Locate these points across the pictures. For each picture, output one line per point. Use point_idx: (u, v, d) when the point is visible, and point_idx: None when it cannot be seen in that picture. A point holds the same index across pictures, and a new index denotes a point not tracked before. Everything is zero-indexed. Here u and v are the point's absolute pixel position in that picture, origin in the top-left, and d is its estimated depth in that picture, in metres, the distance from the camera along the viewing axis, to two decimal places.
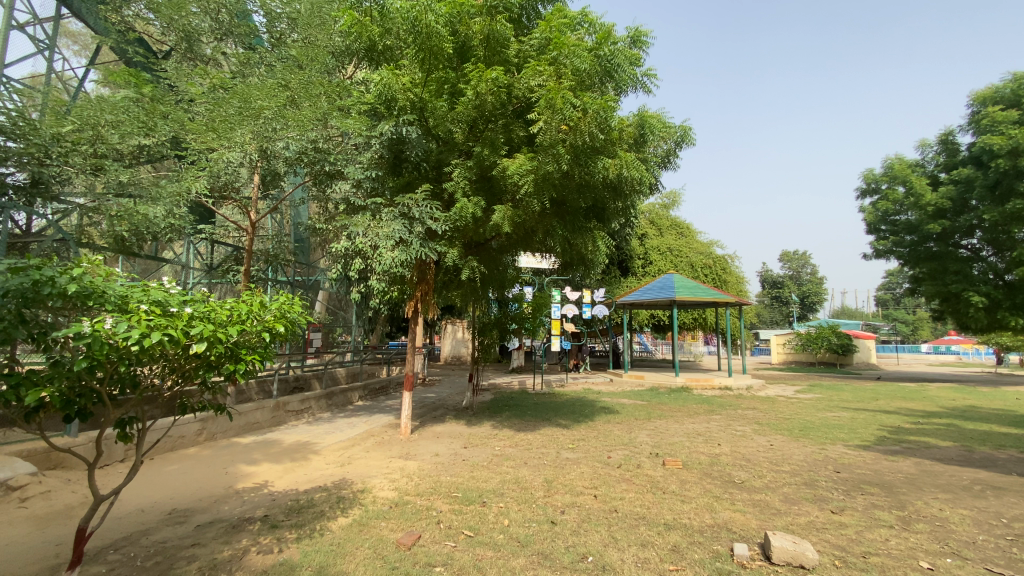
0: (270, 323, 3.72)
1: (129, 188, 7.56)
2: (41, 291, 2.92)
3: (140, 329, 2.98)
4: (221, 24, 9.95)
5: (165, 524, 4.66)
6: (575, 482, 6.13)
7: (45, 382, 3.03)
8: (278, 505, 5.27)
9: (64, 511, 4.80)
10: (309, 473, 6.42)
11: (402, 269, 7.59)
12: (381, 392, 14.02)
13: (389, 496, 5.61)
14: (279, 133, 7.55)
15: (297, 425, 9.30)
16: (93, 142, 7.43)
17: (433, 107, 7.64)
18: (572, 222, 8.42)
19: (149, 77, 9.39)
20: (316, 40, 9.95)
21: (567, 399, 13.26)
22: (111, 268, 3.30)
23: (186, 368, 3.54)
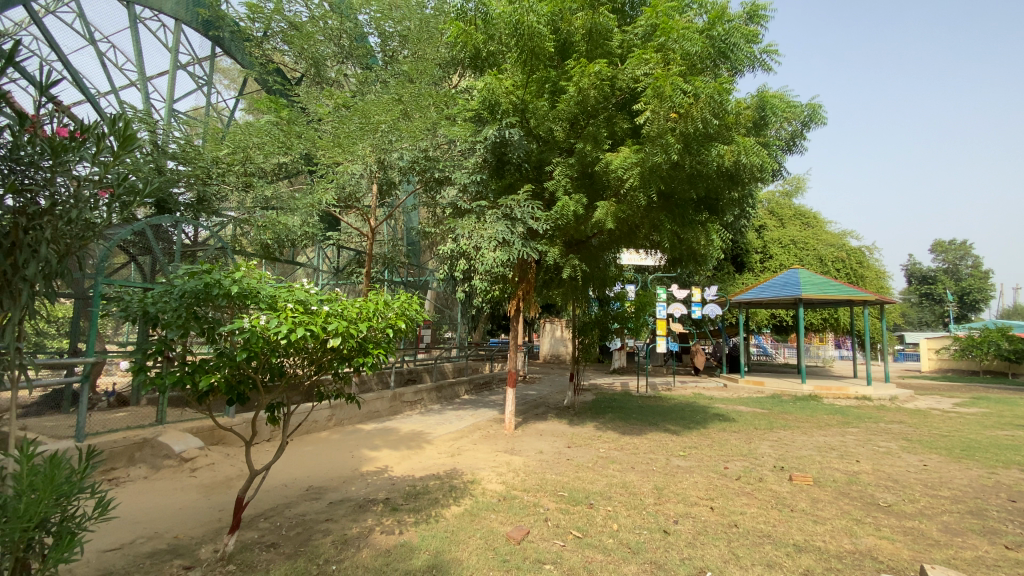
0: (393, 320, 4.00)
1: (272, 202, 8.59)
2: (211, 291, 3.44)
3: (287, 325, 3.37)
4: (343, 49, 10.89)
5: (304, 499, 5.23)
6: (688, 491, 5.79)
7: (214, 369, 3.56)
8: (397, 489, 5.66)
9: (225, 481, 5.59)
10: (423, 461, 6.82)
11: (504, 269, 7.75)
12: (485, 387, 14.49)
13: (497, 489, 5.75)
14: (394, 145, 8.09)
15: (410, 415, 9.93)
16: (244, 163, 8.62)
17: (534, 107, 7.68)
18: (682, 216, 7.95)
19: (285, 102, 10.45)
20: (425, 54, 10.57)
21: (675, 403, 12.64)
22: (263, 270, 3.75)
23: (322, 360, 3.92)
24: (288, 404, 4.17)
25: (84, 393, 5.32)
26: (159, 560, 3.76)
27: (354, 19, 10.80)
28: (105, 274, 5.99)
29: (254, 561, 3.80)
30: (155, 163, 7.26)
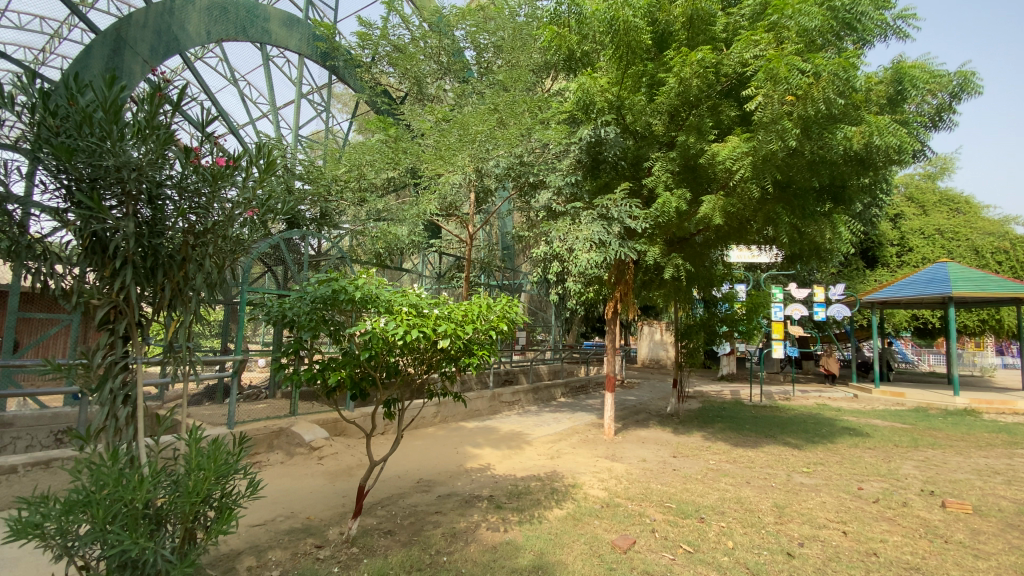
0: (495, 322, 4.11)
1: (383, 214, 9.38)
2: (338, 297, 3.78)
3: (403, 327, 3.61)
4: (442, 65, 11.44)
5: (415, 490, 5.54)
6: (814, 512, 5.24)
7: (340, 366, 3.91)
8: (500, 487, 5.79)
9: (347, 470, 6.12)
10: (524, 462, 6.91)
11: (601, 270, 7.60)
12: (582, 391, 14.35)
13: (600, 494, 5.65)
14: (491, 153, 8.33)
15: (509, 415, 10.13)
16: (359, 179, 9.42)
17: (632, 102, 7.44)
18: (801, 207, 7.23)
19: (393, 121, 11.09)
20: (519, 62, 10.76)
21: (793, 413, 11.53)
22: (380, 276, 4.05)
23: (432, 360, 4.13)
24: (403, 400, 4.45)
25: (235, 386, 6.14)
26: (295, 537, 4.20)
27: (451, 35, 11.33)
28: (247, 283, 6.80)
29: (374, 545, 4.11)
30: (286, 184, 8.20)
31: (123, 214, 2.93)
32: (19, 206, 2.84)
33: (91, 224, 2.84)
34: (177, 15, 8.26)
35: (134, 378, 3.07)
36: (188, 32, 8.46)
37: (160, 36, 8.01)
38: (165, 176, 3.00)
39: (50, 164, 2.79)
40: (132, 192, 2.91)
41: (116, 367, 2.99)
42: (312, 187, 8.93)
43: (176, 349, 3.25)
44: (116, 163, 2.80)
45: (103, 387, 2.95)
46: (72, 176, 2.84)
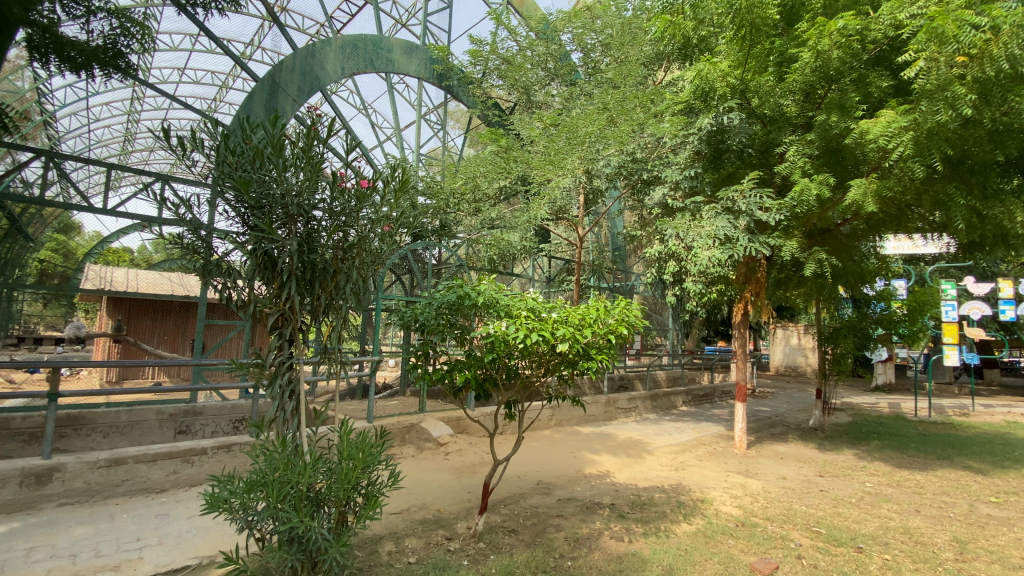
0: (614, 326, 4.02)
1: (497, 222, 9.78)
2: (463, 301, 3.98)
3: (524, 330, 3.68)
4: (550, 71, 11.55)
5: (536, 492, 5.61)
6: (1014, 553, 4.30)
7: (466, 368, 4.09)
8: (621, 496, 5.63)
9: (471, 467, 6.41)
10: (645, 471, 6.66)
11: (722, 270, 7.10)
12: (706, 399, 13.46)
13: (733, 512, 5.23)
14: (601, 153, 8.27)
15: (627, 422, 9.85)
16: (474, 190, 9.91)
17: (758, 84, 6.89)
18: (981, 186, 6.11)
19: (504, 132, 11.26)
20: (629, 58, 10.49)
21: (975, 433, 9.65)
22: (501, 281, 4.17)
23: (551, 363, 4.16)
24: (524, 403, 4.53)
25: (372, 386, 6.70)
26: (427, 528, 4.48)
27: (558, 40, 11.38)
28: (381, 291, 7.51)
29: (500, 543, 4.23)
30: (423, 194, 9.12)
31: (287, 234, 3.37)
32: (209, 232, 3.40)
33: (262, 243, 3.31)
34: (318, 56, 9.37)
35: (296, 375, 3.46)
36: (327, 70, 9.56)
37: (305, 76, 9.14)
38: (317, 199, 3.37)
39: (232, 196, 3.31)
40: (293, 215, 3.34)
41: (284, 366, 3.41)
42: (433, 201, 9.52)
43: (329, 351, 3.64)
44: (282, 191, 3.24)
45: (274, 384, 3.39)
46: (247, 204, 3.33)
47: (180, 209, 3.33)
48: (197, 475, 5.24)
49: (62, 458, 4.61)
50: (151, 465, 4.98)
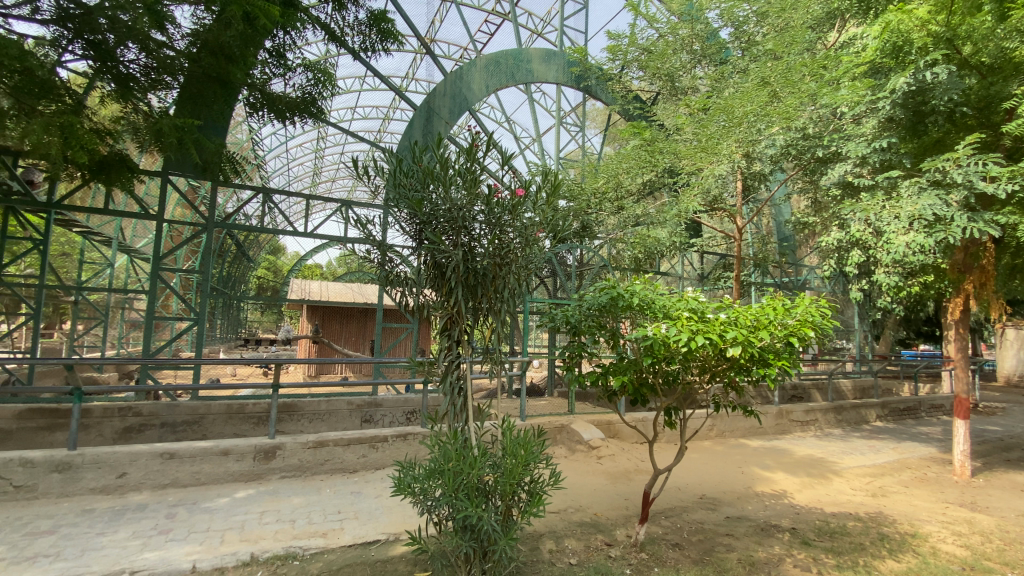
0: (795, 328, 3.59)
1: (643, 219, 9.48)
2: (617, 303, 3.85)
3: (688, 333, 3.45)
4: (695, 53, 10.82)
5: (700, 507, 5.22)
6: None
7: (622, 371, 3.96)
8: (804, 520, 4.96)
9: (625, 474, 6.23)
10: (832, 495, 5.77)
11: (919, 256, 6.10)
12: (908, 414, 11.24)
13: (958, 553, 4.26)
14: (764, 133, 7.58)
15: (803, 437, 8.68)
16: (617, 188, 9.72)
17: (973, 27, 5.71)
18: None
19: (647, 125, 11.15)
20: (792, 23, 9.35)
21: None
22: (659, 281, 4.00)
23: (717, 369, 3.86)
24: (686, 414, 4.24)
25: (524, 388, 6.88)
26: (586, 531, 4.44)
27: (704, 19, 10.54)
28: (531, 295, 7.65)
29: (663, 556, 4.01)
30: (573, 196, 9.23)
31: (452, 244, 3.59)
32: (385, 249, 3.76)
33: (433, 254, 3.61)
34: (466, 78, 10.05)
35: (464, 373, 3.70)
36: (473, 90, 10.21)
37: (455, 98, 9.87)
38: (478, 210, 3.57)
39: (406, 212, 3.65)
40: (458, 226, 3.58)
41: (452, 364, 3.66)
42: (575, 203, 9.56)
43: (491, 351, 3.82)
44: (448, 205, 3.50)
45: (446, 380, 3.66)
46: (417, 219, 3.64)
47: (363, 227, 3.74)
48: (380, 459, 5.95)
49: (282, 439, 5.61)
50: (344, 449, 5.78)
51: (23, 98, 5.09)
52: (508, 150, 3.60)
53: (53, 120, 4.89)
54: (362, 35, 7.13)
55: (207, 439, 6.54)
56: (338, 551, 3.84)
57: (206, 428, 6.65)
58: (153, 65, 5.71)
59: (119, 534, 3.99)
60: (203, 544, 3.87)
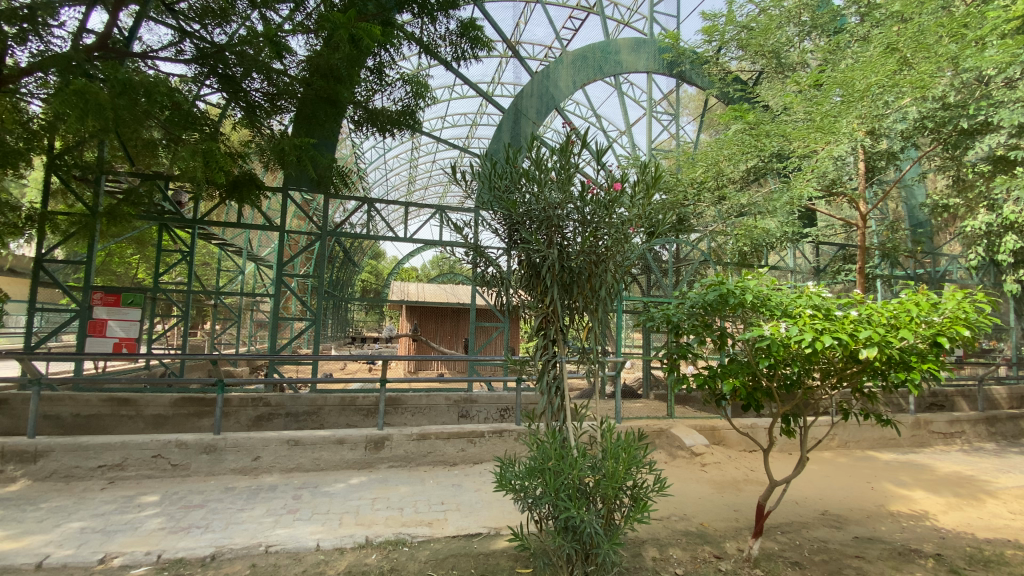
0: (943, 327, 3.16)
1: (749, 208, 8.86)
2: (727, 301, 3.59)
3: (811, 332, 3.14)
4: (805, 24, 9.91)
5: (821, 524, 4.73)
6: None
7: (732, 373, 3.70)
8: (953, 547, 4.30)
9: (733, 483, 5.84)
10: (988, 519, 4.95)
11: None
12: None
13: None
14: (891, 106, 6.86)
15: (948, 452, 7.54)
16: (717, 177, 9.18)
17: None
18: None
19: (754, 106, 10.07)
20: None
21: None
22: (775, 276, 3.70)
23: (845, 373, 3.50)
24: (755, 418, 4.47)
25: (619, 388, 6.71)
26: (693, 541, 4.21)
27: None
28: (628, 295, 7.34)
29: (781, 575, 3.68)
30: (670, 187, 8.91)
31: (547, 243, 3.56)
32: (479, 249, 3.82)
33: (528, 254, 3.60)
34: (553, 77, 10.05)
35: (561, 372, 3.66)
36: (561, 87, 10.18)
37: (543, 98, 9.90)
38: (572, 206, 3.52)
39: (500, 214, 3.67)
40: (552, 225, 3.55)
41: (549, 363, 3.63)
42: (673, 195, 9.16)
43: (587, 350, 3.74)
44: (544, 204, 3.49)
45: (542, 379, 3.64)
46: (510, 218, 3.65)
47: (460, 231, 3.82)
48: (479, 454, 6.12)
49: (389, 430, 5.98)
50: (445, 442, 6.02)
51: (175, 129, 5.91)
52: (603, 145, 3.51)
53: (198, 146, 5.65)
54: (454, 45, 7.38)
55: (324, 429, 7.16)
56: (443, 541, 4.00)
57: (323, 418, 7.29)
58: (273, 91, 6.44)
59: (255, 510, 4.49)
60: (324, 525, 4.23)
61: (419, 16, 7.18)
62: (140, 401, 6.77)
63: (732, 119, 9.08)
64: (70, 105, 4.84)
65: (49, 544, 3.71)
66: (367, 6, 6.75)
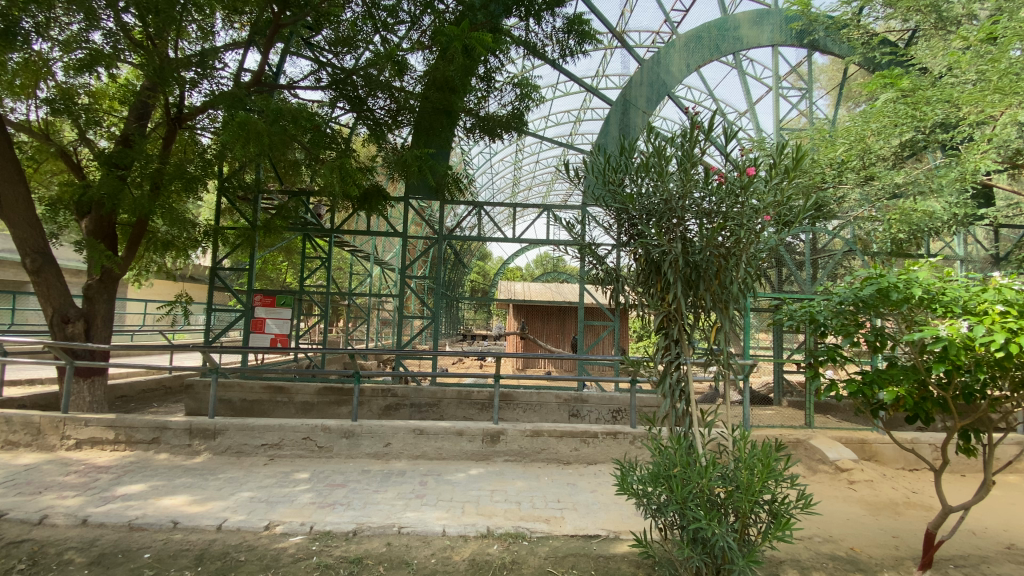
0: None
1: (905, 188, 7.67)
2: (889, 296, 3.14)
3: (1005, 332, 2.64)
4: None
5: (1011, 561, 3.93)
6: None
7: (892, 379, 3.23)
8: None
9: (889, 505, 5.09)
10: None
11: None
12: None
13: None
14: None
15: None
16: (863, 155, 8.09)
17: None
18: None
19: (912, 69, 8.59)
20: None
21: None
22: (949, 267, 3.17)
23: None
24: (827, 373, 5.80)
25: (746, 392, 6.17)
26: (841, 567, 3.74)
27: None
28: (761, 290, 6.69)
29: None
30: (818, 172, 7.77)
31: (668, 237, 3.36)
32: (593, 247, 3.74)
33: (648, 249, 3.42)
34: (664, 62, 9.60)
35: (686, 374, 3.44)
36: (672, 73, 9.68)
37: (653, 85, 9.50)
38: (697, 196, 3.29)
39: (616, 209, 3.53)
40: (675, 217, 3.35)
41: (672, 365, 3.43)
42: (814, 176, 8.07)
43: (715, 352, 3.48)
44: (666, 196, 3.29)
45: (664, 382, 3.44)
46: (627, 213, 3.51)
47: (573, 229, 3.75)
48: (593, 454, 6.04)
49: (505, 425, 6.15)
50: (558, 440, 6.03)
51: (315, 149, 6.63)
52: (732, 129, 3.23)
53: (335, 164, 6.28)
54: (560, 42, 7.35)
55: (443, 420, 7.58)
56: (562, 539, 4.00)
57: (442, 410, 7.72)
58: (394, 108, 7.08)
59: (387, 493, 4.89)
60: (448, 512, 4.46)
61: (525, 19, 7.29)
62: (291, 389, 7.73)
63: (878, 88, 7.92)
64: (236, 135, 5.67)
65: (227, 509, 4.38)
66: (477, 16, 7.03)
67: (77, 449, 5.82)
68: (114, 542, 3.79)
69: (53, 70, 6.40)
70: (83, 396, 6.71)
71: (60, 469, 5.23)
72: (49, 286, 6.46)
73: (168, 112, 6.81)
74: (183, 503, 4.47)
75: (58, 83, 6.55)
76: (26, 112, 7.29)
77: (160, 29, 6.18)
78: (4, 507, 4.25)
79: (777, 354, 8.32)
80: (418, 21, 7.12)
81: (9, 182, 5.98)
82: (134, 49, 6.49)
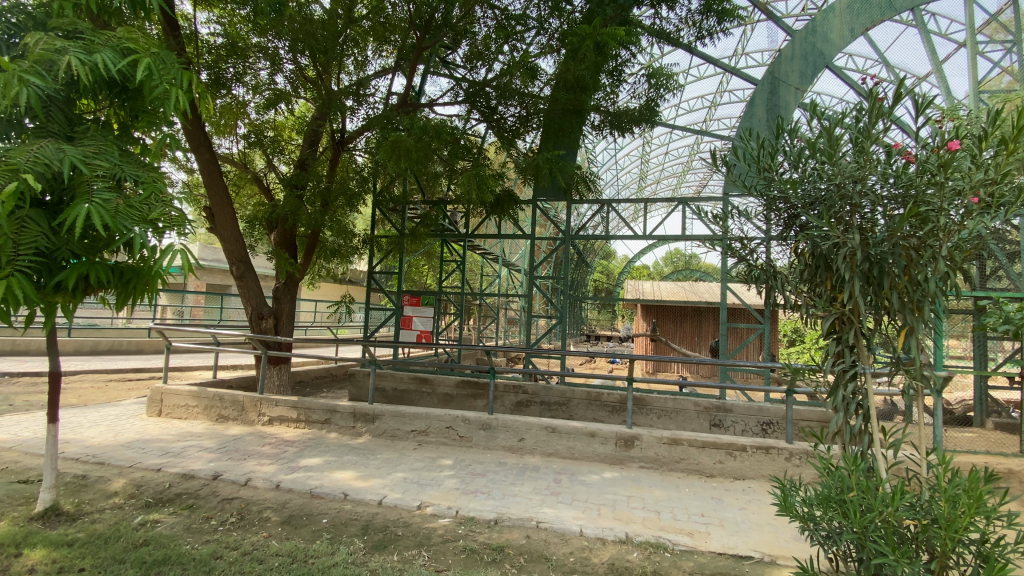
0: None
1: None
2: None
3: None
4: None
5: None
6: None
7: None
8: None
9: None
10: None
11: None
12: None
13: None
14: None
15: None
16: None
17: None
18: None
19: None
20: None
21: None
22: None
23: None
24: None
25: (938, 411, 5.18)
26: None
27: None
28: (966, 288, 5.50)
29: None
30: None
31: (840, 228, 2.95)
32: (743, 242, 3.44)
33: (814, 242, 3.02)
34: (821, 30, 8.48)
35: (864, 386, 2.98)
36: (832, 41, 8.50)
37: (808, 58, 8.47)
38: (877, 180, 2.84)
39: (772, 198, 3.20)
40: (847, 204, 2.92)
41: (847, 375, 3.00)
42: None
43: (904, 361, 2.96)
44: (838, 180, 2.88)
45: (836, 394, 3.02)
46: (788, 203, 3.16)
47: (718, 223, 3.49)
48: (740, 469, 5.56)
49: (639, 430, 5.96)
50: (700, 451, 5.67)
51: (453, 160, 7.14)
52: (924, 98, 2.71)
53: (472, 173, 6.66)
54: (697, 25, 6.92)
55: (574, 419, 7.60)
56: (708, 556, 3.75)
57: (572, 410, 7.75)
58: (525, 114, 7.33)
59: (525, 486, 5.05)
60: (585, 513, 4.46)
61: (656, 6, 7.01)
62: (434, 381, 8.40)
63: None
64: (389, 153, 6.32)
65: (386, 487, 4.90)
66: (606, 11, 6.99)
67: (270, 424, 6.97)
68: (300, 506, 4.47)
69: (248, 110, 7.75)
70: (273, 380, 8.03)
71: (258, 441, 6.31)
72: (248, 288, 7.80)
73: (333, 137, 7.85)
74: (350, 478, 5.11)
75: (252, 120, 7.91)
76: (230, 147, 8.95)
77: (326, 65, 7.12)
78: (222, 468, 5.27)
79: (976, 365, 6.88)
80: (546, 24, 7.22)
81: (221, 206, 7.34)
82: (306, 85, 7.59)
